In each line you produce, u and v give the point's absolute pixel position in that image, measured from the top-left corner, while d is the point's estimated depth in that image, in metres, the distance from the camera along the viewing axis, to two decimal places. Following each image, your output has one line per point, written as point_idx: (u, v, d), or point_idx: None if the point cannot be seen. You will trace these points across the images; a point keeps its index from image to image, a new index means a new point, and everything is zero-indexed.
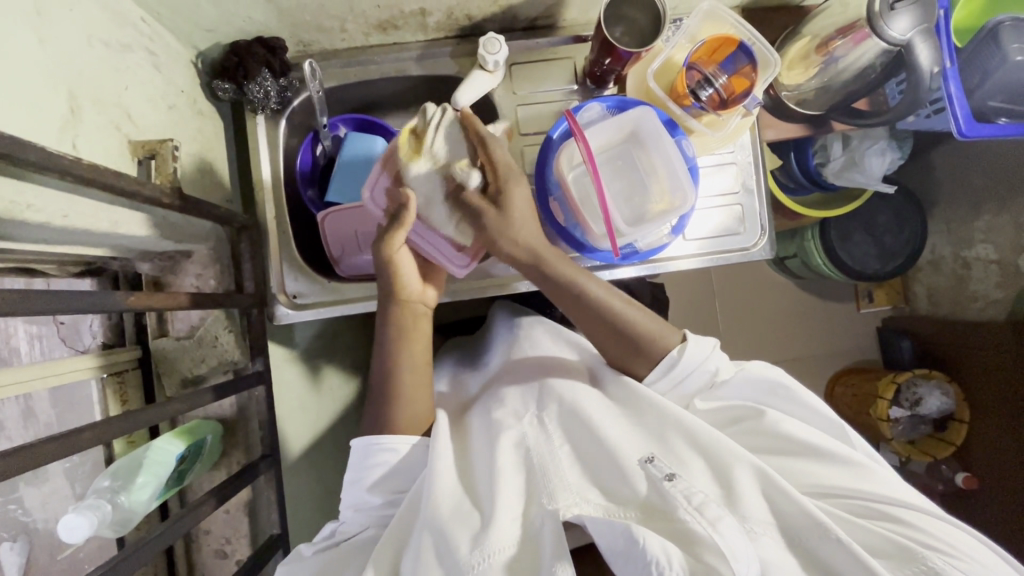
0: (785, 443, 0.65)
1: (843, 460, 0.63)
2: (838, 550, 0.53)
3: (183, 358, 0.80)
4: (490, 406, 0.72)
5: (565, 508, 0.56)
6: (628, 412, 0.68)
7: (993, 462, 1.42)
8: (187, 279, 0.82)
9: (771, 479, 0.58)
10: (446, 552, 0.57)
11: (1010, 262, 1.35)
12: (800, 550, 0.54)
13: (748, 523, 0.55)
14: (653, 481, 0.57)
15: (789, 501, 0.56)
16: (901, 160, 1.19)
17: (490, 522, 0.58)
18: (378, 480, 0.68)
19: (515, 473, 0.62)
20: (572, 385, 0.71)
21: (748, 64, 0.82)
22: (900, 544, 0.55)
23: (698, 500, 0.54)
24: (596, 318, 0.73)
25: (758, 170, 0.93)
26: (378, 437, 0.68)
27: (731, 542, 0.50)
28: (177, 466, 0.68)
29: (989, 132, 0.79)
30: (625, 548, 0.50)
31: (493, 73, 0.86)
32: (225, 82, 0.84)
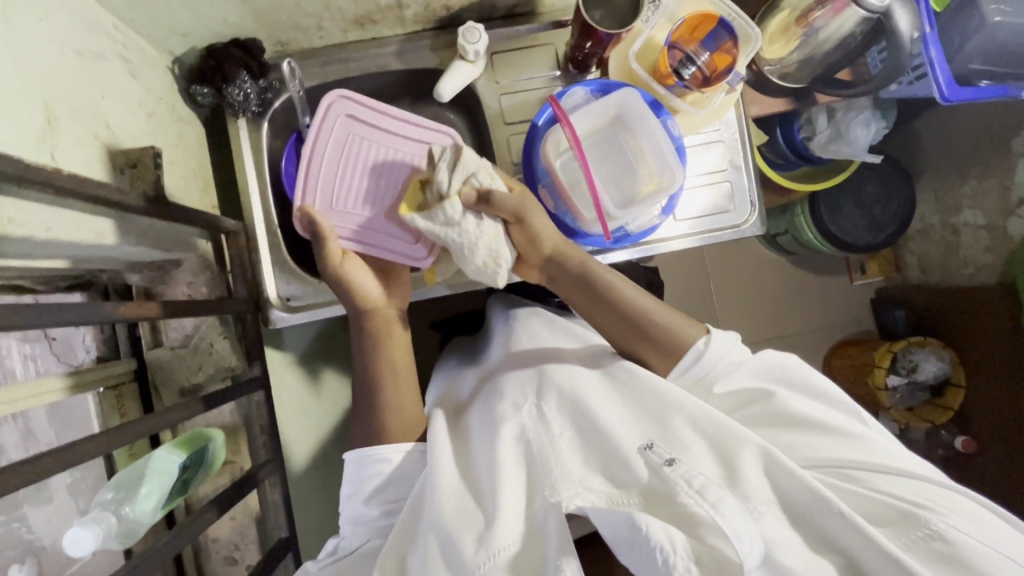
0: (791, 421, 0.66)
1: (846, 433, 0.64)
2: (842, 526, 0.53)
3: (179, 367, 0.80)
4: (487, 400, 0.73)
5: (567, 500, 0.57)
6: (624, 397, 0.68)
7: (990, 424, 1.44)
8: (178, 288, 0.81)
9: (774, 458, 0.58)
10: (451, 547, 0.58)
11: (999, 225, 1.36)
12: (806, 527, 0.54)
13: (750, 502, 0.56)
14: (653, 466, 0.57)
15: (789, 477, 0.56)
16: (888, 128, 1.18)
17: (493, 518, 0.59)
18: (375, 490, 0.68)
19: (514, 465, 0.63)
20: (569, 371, 0.71)
21: (730, 39, 0.82)
22: (900, 511, 0.55)
23: (698, 483, 0.52)
24: (618, 325, 0.75)
25: (745, 147, 0.93)
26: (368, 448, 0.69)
27: (732, 519, 0.49)
28: (180, 475, 0.68)
29: (972, 95, 0.78)
30: (629, 536, 0.50)
31: (474, 63, 0.85)
32: (204, 87, 0.83)
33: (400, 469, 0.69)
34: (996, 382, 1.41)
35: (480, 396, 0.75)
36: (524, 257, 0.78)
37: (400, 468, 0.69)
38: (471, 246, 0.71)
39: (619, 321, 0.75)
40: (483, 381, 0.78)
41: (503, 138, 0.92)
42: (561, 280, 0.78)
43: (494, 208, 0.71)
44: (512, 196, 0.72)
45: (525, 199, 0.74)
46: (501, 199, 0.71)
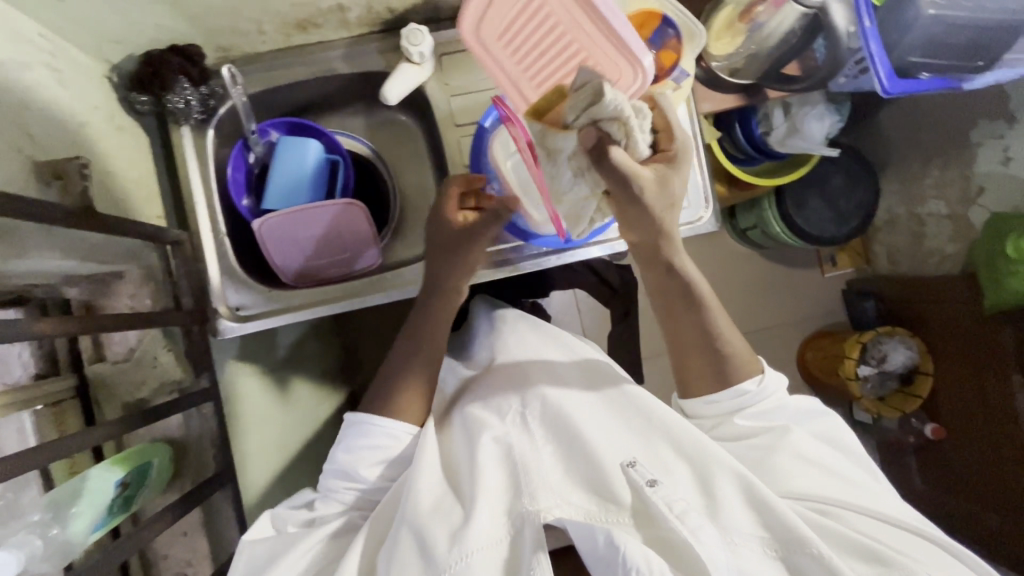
0: (790, 455, 0.70)
1: (836, 475, 0.69)
2: (811, 562, 0.56)
3: (123, 380, 0.78)
4: (471, 403, 0.76)
5: (545, 511, 0.59)
6: (615, 415, 0.71)
7: (956, 411, 1.45)
8: (120, 301, 0.79)
9: (755, 489, 0.61)
10: (425, 543, 0.60)
11: (962, 215, 1.38)
12: (777, 556, 0.58)
13: (728, 532, 0.58)
14: (635, 486, 0.59)
15: (767, 511, 0.59)
16: (841, 123, 1.19)
17: (468, 521, 0.60)
18: (374, 460, 0.72)
19: (497, 472, 0.65)
20: (561, 389, 0.73)
21: (674, 36, 0.81)
22: (878, 552, 0.59)
23: (679, 508, 0.56)
24: (686, 329, 0.75)
25: (696, 143, 0.93)
26: (377, 419, 0.73)
27: (710, 550, 0.53)
28: (118, 493, 0.66)
29: (910, 87, 0.79)
30: (606, 554, 0.53)
31: (421, 65, 0.85)
32: (143, 95, 0.81)
33: (403, 445, 0.74)
34: (960, 371, 1.42)
35: (467, 399, 0.78)
36: (628, 231, 0.69)
37: (406, 444, 0.74)
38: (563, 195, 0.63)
39: (688, 325, 0.75)
40: (475, 385, 0.80)
41: (454, 140, 0.91)
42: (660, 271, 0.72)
43: (603, 174, 0.58)
44: (630, 169, 0.58)
45: (652, 182, 0.61)
46: (619, 169, 0.57)
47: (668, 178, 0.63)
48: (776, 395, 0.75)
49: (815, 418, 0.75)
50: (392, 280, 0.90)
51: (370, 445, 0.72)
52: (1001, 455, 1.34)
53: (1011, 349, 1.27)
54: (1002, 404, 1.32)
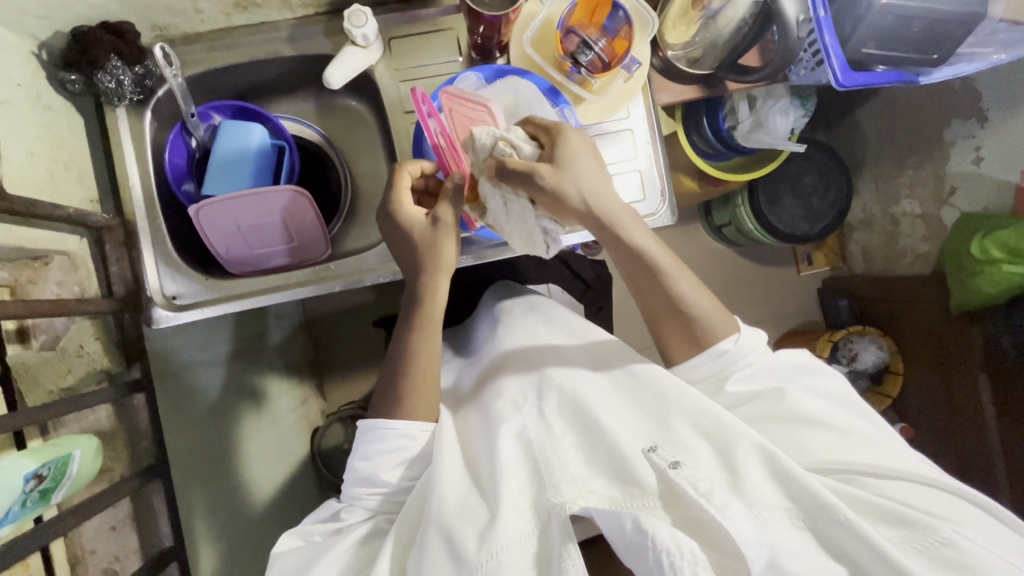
0: (802, 416, 0.66)
1: (859, 435, 0.65)
2: (842, 532, 0.55)
3: (47, 369, 0.73)
4: (486, 401, 0.74)
5: (570, 501, 0.59)
6: (629, 396, 0.70)
7: (924, 412, 1.46)
8: (48, 287, 0.74)
9: (777, 459, 0.59)
10: (452, 545, 0.60)
11: (935, 215, 1.36)
12: (815, 531, 0.56)
13: (755, 506, 0.57)
14: (659, 469, 0.58)
15: (795, 483, 0.58)
16: (806, 118, 1.17)
17: (496, 516, 0.60)
18: (393, 463, 0.70)
19: (518, 466, 0.65)
20: (569, 372, 0.73)
21: (626, 23, 0.80)
22: (906, 516, 0.56)
23: (704, 487, 0.54)
24: (653, 297, 0.72)
25: (655, 133, 0.89)
26: (389, 422, 0.70)
27: (739, 526, 0.51)
28: (31, 486, 0.64)
29: (865, 80, 0.77)
30: (636, 540, 0.52)
31: (367, 48, 0.82)
32: (73, 74, 0.78)
33: (421, 442, 0.71)
34: (930, 372, 1.41)
35: (481, 394, 0.77)
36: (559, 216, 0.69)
37: (424, 441, 0.71)
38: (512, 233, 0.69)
39: (653, 293, 0.72)
40: (481, 377, 0.80)
41: (404, 127, 0.89)
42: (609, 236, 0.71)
43: (509, 182, 0.67)
44: (524, 163, 0.66)
45: (551, 168, 0.67)
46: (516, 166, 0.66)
47: (572, 160, 0.68)
48: (753, 353, 0.71)
49: (808, 376, 0.70)
50: (364, 266, 0.88)
51: (389, 451, 0.69)
52: (965, 456, 1.34)
53: (976, 352, 1.26)
54: (970, 405, 1.31)
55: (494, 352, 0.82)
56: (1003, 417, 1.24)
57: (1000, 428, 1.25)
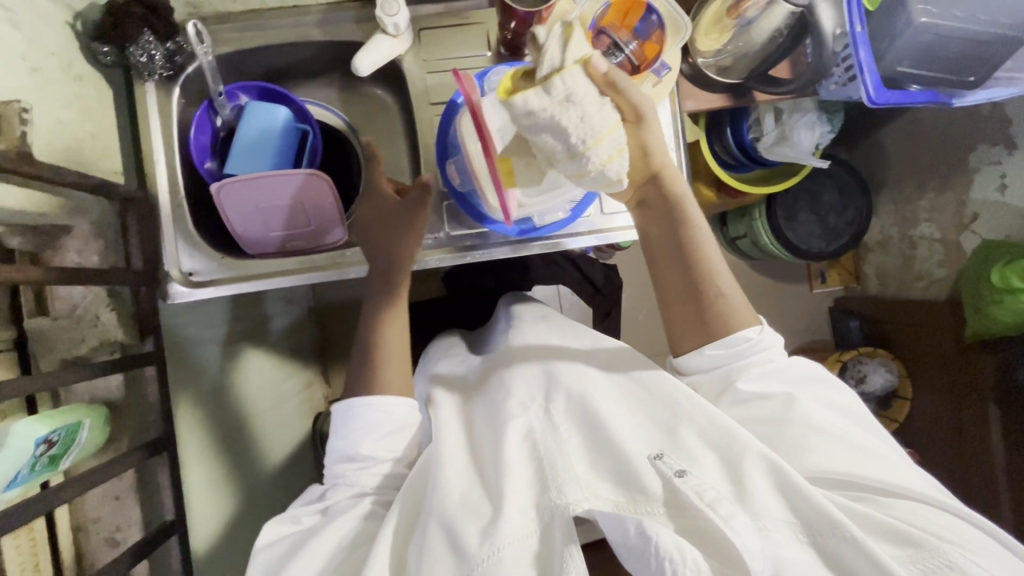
0: (810, 425, 0.66)
1: (869, 451, 0.64)
2: (846, 548, 0.53)
3: (59, 337, 0.74)
4: (495, 399, 0.74)
5: (575, 503, 0.58)
6: (638, 403, 0.71)
7: (930, 439, 1.44)
8: (67, 255, 0.76)
9: (784, 471, 0.58)
10: (453, 537, 0.59)
11: (953, 241, 1.35)
12: (819, 547, 0.54)
13: (761, 519, 0.56)
14: (664, 476, 0.58)
15: (799, 496, 0.56)
16: (833, 134, 1.16)
17: (499, 514, 0.60)
18: (367, 436, 0.70)
19: (522, 466, 0.65)
20: (579, 374, 0.73)
21: (658, 27, 0.79)
22: (909, 535, 0.54)
23: (710, 497, 0.55)
24: (676, 270, 0.75)
25: (678, 143, 0.89)
26: (362, 398, 0.72)
27: (745, 538, 0.51)
28: (41, 451, 0.64)
29: (897, 99, 0.77)
30: (638, 547, 0.52)
31: (397, 37, 0.82)
32: (105, 46, 0.78)
33: (398, 415, 0.72)
34: (939, 399, 1.40)
35: (489, 389, 0.77)
36: (629, 171, 0.75)
37: (403, 412, 0.72)
38: (568, 140, 0.57)
39: (680, 267, 0.75)
40: (489, 375, 0.79)
41: (428, 118, 0.89)
42: (653, 206, 0.76)
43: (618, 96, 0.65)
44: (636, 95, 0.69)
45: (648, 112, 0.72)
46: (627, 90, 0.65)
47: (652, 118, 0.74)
48: (770, 352, 0.72)
49: (816, 385, 0.72)
50: None
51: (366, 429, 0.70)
52: (970, 486, 1.33)
53: (987, 381, 1.25)
54: (975, 435, 1.30)
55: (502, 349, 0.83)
56: (1011, 450, 1.23)
57: (1008, 460, 1.23)
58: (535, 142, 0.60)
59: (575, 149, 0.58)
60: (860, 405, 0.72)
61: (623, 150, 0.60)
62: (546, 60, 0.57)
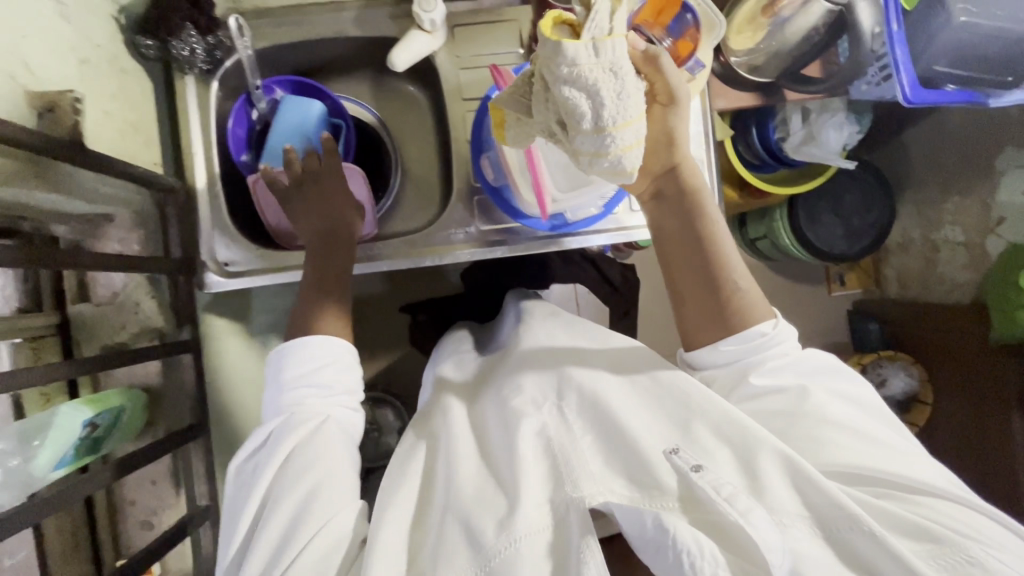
0: (828, 421, 0.63)
1: (892, 446, 0.61)
2: (866, 544, 0.52)
3: (103, 324, 0.76)
4: (504, 395, 0.73)
5: (590, 497, 0.57)
6: (649, 399, 0.68)
7: (952, 443, 1.43)
8: (109, 244, 0.78)
9: (799, 466, 0.56)
10: (471, 533, 0.57)
11: (978, 243, 1.33)
12: (835, 543, 0.53)
13: (777, 514, 0.54)
14: (680, 472, 0.57)
15: (816, 492, 0.55)
16: (861, 134, 1.16)
17: (515, 505, 0.58)
18: (297, 376, 0.67)
19: (535, 460, 0.63)
20: (591, 372, 0.72)
21: (693, 25, 0.80)
22: (931, 531, 0.53)
23: (727, 491, 0.53)
24: (692, 261, 0.72)
25: (707, 140, 0.90)
26: (296, 341, 0.69)
27: (763, 533, 0.50)
28: (88, 433, 0.66)
29: (934, 98, 0.76)
30: (656, 539, 0.51)
31: (432, 33, 0.83)
32: (149, 39, 0.80)
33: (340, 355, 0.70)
34: (962, 404, 1.38)
35: (497, 388, 0.76)
36: (649, 159, 0.71)
37: (343, 351, 0.70)
38: (599, 113, 0.54)
39: (697, 258, 0.72)
40: (497, 373, 0.79)
41: (460, 114, 0.90)
42: (669, 197, 0.73)
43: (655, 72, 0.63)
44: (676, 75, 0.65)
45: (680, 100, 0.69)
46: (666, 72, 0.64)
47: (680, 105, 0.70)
48: (785, 348, 0.70)
49: (833, 377, 0.69)
50: (420, 246, 0.89)
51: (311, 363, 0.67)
52: (994, 493, 1.31)
53: (1012, 384, 1.23)
54: (1000, 441, 1.28)
55: (513, 348, 0.83)
56: None
57: None
58: (557, 105, 0.55)
59: (602, 126, 0.54)
60: (877, 398, 0.70)
61: (643, 143, 0.57)
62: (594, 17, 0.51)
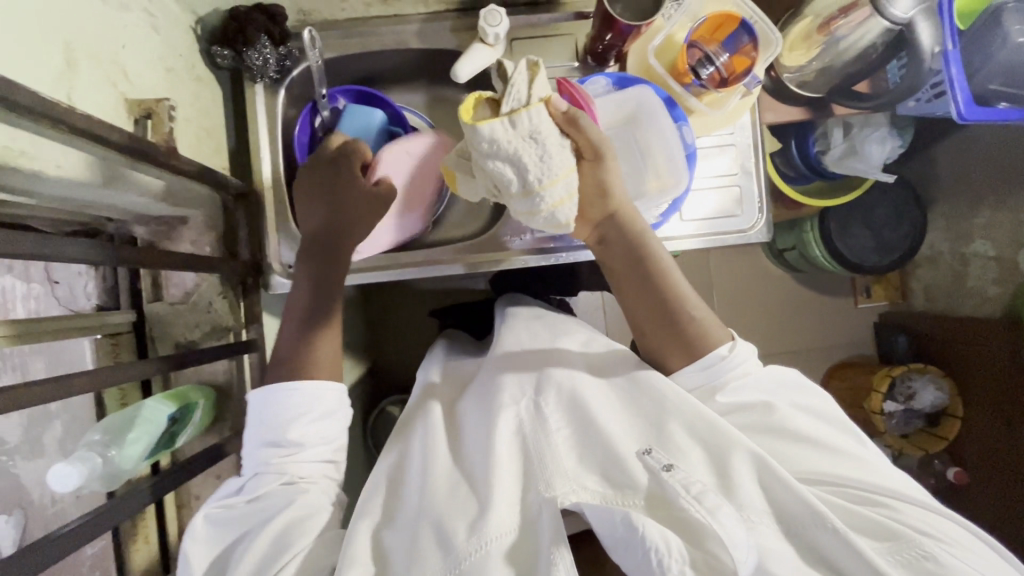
0: (788, 433, 0.67)
1: (849, 453, 0.65)
2: (830, 540, 0.55)
3: (177, 321, 0.80)
4: (484, 397, 0.73)
5: (563, 496, 0.58)
6: (624, 402, 0.69)
7: (984, 457, 1.42)
8: (181, 245, 0.80)
9: (769, 466, 0.60)
10: (443, 534, 0.58)
11: (1009, 258, 1.33)
12: (799, 540, 0.56)
13: (746, 511, 0.58)
14: (651, 471, 0.59)
15: (787, 492, 0.58)
16: (902, 149, 1.18)
17: (488, 506, 0.59)
18: (285, 421, 0.66)
19: (510, 459, 0.64)
20: (570, 373, 0.72)
21: (749, 42, 0.82)
22: (893, 530, 0.57)
23: (696, 489, 0.55)
24: (648, 298, 0.71)
25: (757, 153, 0.93)
26: (288, 385, 0.67)
27: (729, 528, 0.51)
28: (167, 427, 0.69)
29: (990, 115, 0.78)
30: (625, 536, 0.51)
31: (493, 47, 0.85)
32: (225, 49, 0.83)
33: (330, 402, 0.68)
34: (993, 418, 1.38)
35: (476, 388, 0.77)
36: (584, 210, 0.70)
37: (334, 399, 0.69)
38: (526, 176, 0.59)
39: (650, 294, 0.71)
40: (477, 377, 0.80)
41: None
42: (613, 243, 0.72)
43: (574, 134, 0.63)
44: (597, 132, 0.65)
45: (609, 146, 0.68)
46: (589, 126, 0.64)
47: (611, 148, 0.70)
48: (747, 364, 0.71)
49: (799, 391, 0.71)
50: (478, 251, 0.91)
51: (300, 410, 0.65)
52: None
53: None
54: None
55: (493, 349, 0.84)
56: None
57: None
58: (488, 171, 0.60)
59: (531, 185, 0.59)
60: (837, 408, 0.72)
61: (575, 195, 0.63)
62: (512, 91, 0.56)
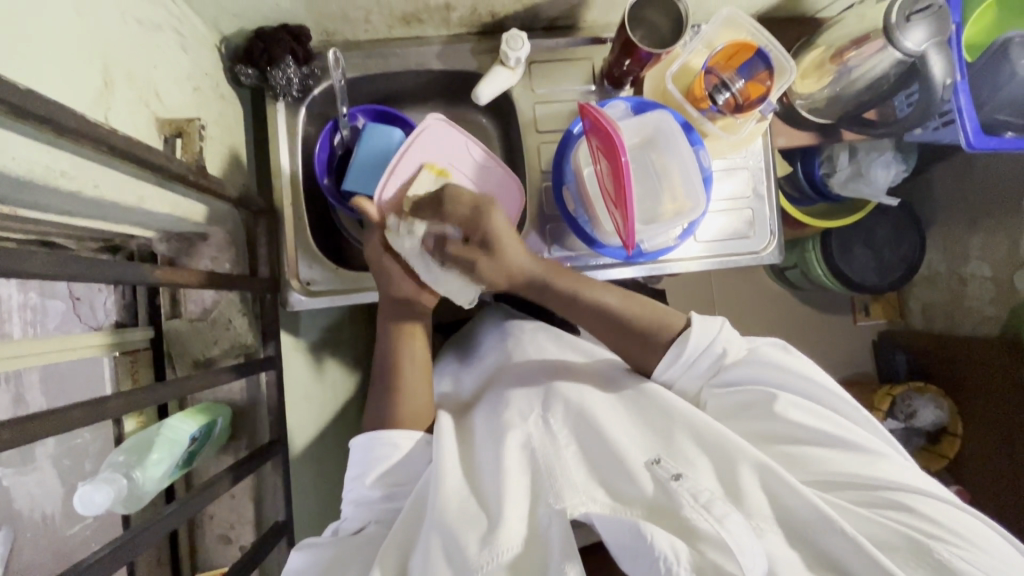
0: (804, 433, 0.63)
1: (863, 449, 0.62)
2: (841, 544, 0.53)
3: (196, 338, 0.81)
4: (492, 409, 0.72)
5: (572, 508, 0.55)
6: (633, 412, 0.68)
7: (984, 477, 1.43)
8: (201, 261, 0.80)
9: (774, 473, 0.57)
10: (451, 550, 0.56)
11: (1005, 279, 1.35)
12: (807, 545, 0.54)
13: (753, 519, 0.55)
14: (659, 481, 0.57)
15: (793, 495, 0.56)
16: (906, 172, 1.21)
17: (498, 522, 0.57)
18: (378, 473, 0.67)
19: (519, 475, 0.61)
20: (578, 387, 0.71)
21: (765, 70, 0.84)
22: (906, 536, 0.54)
23: (704, 498, 0.54)
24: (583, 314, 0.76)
25: (769, 176, 0.94)
26: (385, 434, 0.68)
27: (739, 537, 0.50)
28: (190, 445, 0.71)
29: (995, 146, 0.85)
30: (634, 543, 0.51)
31: (514, 70, 0.87)
32: (249, 67, 0.84)
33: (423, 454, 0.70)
34: (992, 436, 1.39)
35: (485, 401, 0.76)
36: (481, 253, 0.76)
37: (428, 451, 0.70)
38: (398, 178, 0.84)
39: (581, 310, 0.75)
40: (489, 390, 0.78)
41: (534, 144, 0.94)
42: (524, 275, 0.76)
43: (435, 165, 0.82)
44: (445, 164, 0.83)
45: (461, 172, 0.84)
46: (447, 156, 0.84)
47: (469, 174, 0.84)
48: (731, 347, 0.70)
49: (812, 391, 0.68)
50: None
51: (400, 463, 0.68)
52: None
53: None
54: None
55: (504, 360, 0.85)
56: None
57: None
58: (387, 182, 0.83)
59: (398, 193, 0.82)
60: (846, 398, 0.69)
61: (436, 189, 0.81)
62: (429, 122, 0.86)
